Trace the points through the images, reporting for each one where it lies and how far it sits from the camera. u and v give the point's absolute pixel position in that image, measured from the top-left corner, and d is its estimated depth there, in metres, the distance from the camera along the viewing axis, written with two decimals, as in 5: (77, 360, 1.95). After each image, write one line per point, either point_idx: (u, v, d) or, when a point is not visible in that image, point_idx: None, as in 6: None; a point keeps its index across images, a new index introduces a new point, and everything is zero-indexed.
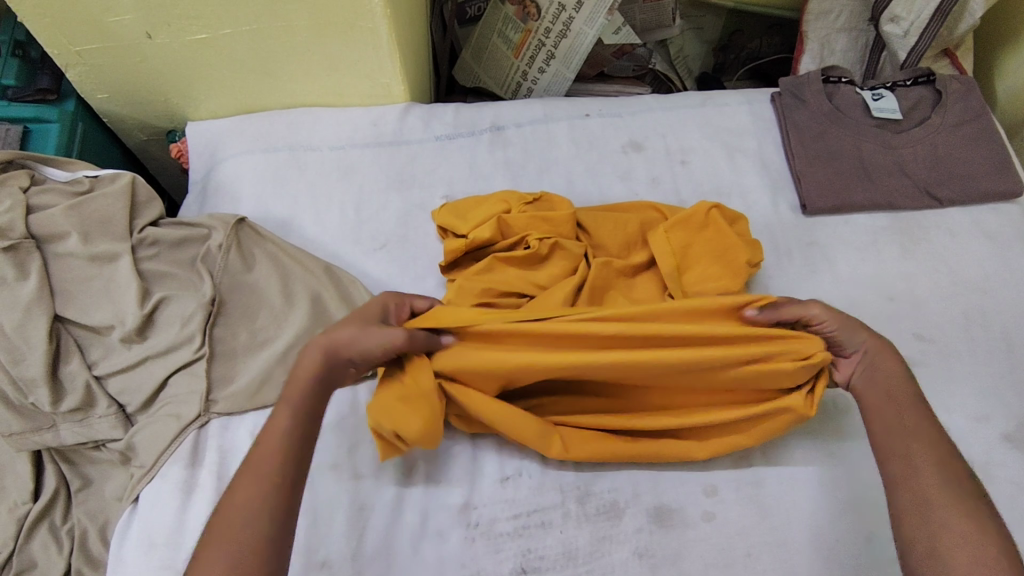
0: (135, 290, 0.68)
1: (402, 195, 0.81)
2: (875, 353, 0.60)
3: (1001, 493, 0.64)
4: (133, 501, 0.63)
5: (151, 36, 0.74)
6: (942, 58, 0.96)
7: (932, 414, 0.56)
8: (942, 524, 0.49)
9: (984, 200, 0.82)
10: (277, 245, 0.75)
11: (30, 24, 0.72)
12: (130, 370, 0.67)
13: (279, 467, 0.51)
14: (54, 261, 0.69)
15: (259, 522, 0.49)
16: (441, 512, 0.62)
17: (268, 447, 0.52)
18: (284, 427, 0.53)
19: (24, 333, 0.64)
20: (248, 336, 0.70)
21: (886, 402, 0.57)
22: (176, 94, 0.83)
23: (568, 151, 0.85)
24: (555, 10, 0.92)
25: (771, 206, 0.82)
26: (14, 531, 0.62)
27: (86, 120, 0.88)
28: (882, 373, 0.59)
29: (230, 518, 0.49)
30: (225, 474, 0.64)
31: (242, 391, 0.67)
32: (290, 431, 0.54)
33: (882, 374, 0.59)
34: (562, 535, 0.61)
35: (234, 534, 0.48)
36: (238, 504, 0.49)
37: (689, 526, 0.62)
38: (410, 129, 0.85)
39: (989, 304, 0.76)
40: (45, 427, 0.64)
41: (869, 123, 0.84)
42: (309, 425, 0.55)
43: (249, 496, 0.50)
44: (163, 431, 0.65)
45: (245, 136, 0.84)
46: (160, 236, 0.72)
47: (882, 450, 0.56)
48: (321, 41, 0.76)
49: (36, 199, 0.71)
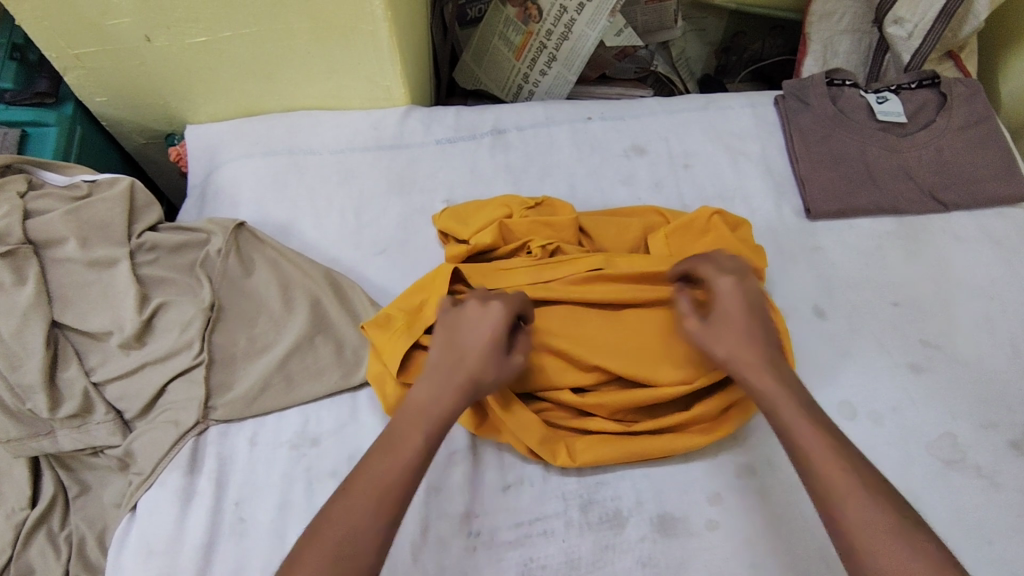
0: (134, 295, 0.67)
1: (403, 199, 0.80)
2: (746, 361, 0.56)
3: (1008, 501, 0.63)
4: (132, 508, 0.62)
5: (150, 39, 0.73)
6: (947, 60, 0.95)
7: (830, 427, 0.52)
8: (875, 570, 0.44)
9: (990, 204, 0.81)
10: (277, 250, 0.74)
11: (28, 28, 0.71)
12: (129, 376, 0.66)
13: (396, 479, 0.50)
14: (53, 266, 0.68)
15: (371, 531, 0.48)
16: (442, 520, 0.61)
17: (384, 457, 0.52)
18: (418, 441, 0.53)
19: (21, 338, 0.64)
20: (247, 342, 0.69)
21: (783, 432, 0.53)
22: (175, 97, 0.82)
23: (570, 154, 0.85)
24: (557, 12, 0.91)
25: (775, 209, 0.82)
26: (11, 539, 0.61)
27: (85, 123, 0.87)
28: (770, 386, 0.55)
29: (329, 528, 0.48)
30: (224, 481, 0.64)
31: (241, 397, 0.66)
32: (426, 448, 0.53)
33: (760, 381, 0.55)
34: (565, 544, 0.61)
35: (334, 541, 0.47)
36: (343, 515, 0.48)
37: (692, 535, 0.61)
38: (410, 133, 0.84)
39: (994, 309, 0.75)
40: (43, 433, 0.63)
41: (873, 126, 0.83)
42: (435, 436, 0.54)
43: (356, 508, 0.49)
44: (161, 438, 0.64)
45: (244, 140, 0.83)
46: (159, 241, 0.71)
47: (813, 490, 0.50)
48: (320, 44, 0.75)
49: (33, 204, 0.70)
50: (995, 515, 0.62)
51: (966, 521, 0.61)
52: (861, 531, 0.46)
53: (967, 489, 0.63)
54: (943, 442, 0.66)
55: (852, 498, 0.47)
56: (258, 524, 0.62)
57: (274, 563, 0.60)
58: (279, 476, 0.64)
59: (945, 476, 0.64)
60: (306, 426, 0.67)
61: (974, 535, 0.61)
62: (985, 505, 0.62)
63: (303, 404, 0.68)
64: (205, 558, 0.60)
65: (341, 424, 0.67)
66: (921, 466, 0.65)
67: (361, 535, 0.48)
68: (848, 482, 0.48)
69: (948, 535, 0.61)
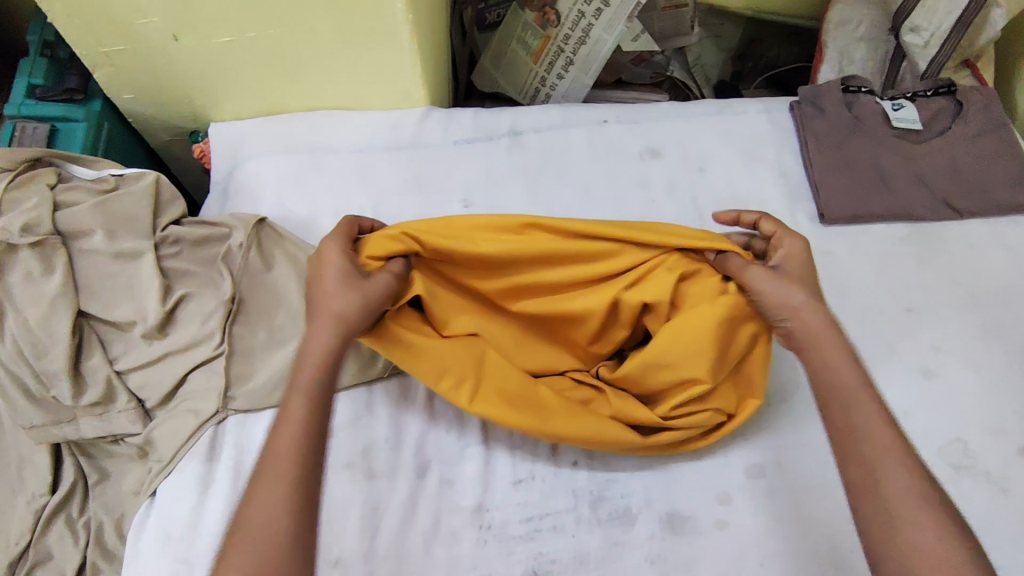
0: (157, 287, 0.69)
1: (420, 198, 0.82)
2: (813, 334, 0.57)
3: (1018, 507, 0.63)
4: (151, 495, 0.64)
5: (178, 38, 0.75)
6: (964, 69, 0.95)
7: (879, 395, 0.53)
8: (912, 543, 0.46)
9: (1005, 212, 0.81)
10: (297, 245, 0.75)
11: (61, 25, 0.73)
12: (151, 365, 0.68)
13: (287, 463, 0.48)
14: (79, 257, 0.70)
15: (281, 516, 0.46)
16: (454, 513, 0.62)
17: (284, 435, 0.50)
18: (302, 418, 0.50)
19: (48, 326, 0.65)
20: (265, 335, 0.71)
21: (830, 390, 0.54)
22: (201, 95, 0.84)
23: (585, 157, 0.85)
24: (575, 17, 0.93)
25: (788, 214, 0.82)
26: (33, 523, 0.63)
27: (111, 119, 0.89)
28: (819, 375, 0.55)
29: (249, 520, 0.46)
30: (241, 470, 0.65)
31: (259, 389, 0.68)
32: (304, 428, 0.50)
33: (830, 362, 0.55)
34: (574, 539, 0.62)
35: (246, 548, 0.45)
36: (253, 507, 0.46)
37: (701, 534, 0.62)
38: (429, 132, 0.86)
39: (1008, 316, 0.75)
40: (66, 420, 0.65)
41: (888, 133, 0.84)
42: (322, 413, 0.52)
43: (270, 497, 0.47)
44: (181, 427, 0.66)
45: (267, 138, 0.85)
46: (182, 235, 0.73)
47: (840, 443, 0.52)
48: (342, 46, 0.77)
49: (62, 196, 0.72)
50: (1003, 521, 0.62)
51: (975, 527, 0.62)
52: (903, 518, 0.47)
53: (977, 494, 0.63)
54: (953, 448, 0.66)
55: (905, 495, 0.48)
56: None
57: None
58: None
59: (955, 481, 0.64)
60: None
61: (984, 540, 0.61)
62: (993, 511, 0.63)
63: None
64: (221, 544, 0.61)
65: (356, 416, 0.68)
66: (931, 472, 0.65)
67: (271, 523, 0.46)
68: (910, 487, 0.48)
69: None
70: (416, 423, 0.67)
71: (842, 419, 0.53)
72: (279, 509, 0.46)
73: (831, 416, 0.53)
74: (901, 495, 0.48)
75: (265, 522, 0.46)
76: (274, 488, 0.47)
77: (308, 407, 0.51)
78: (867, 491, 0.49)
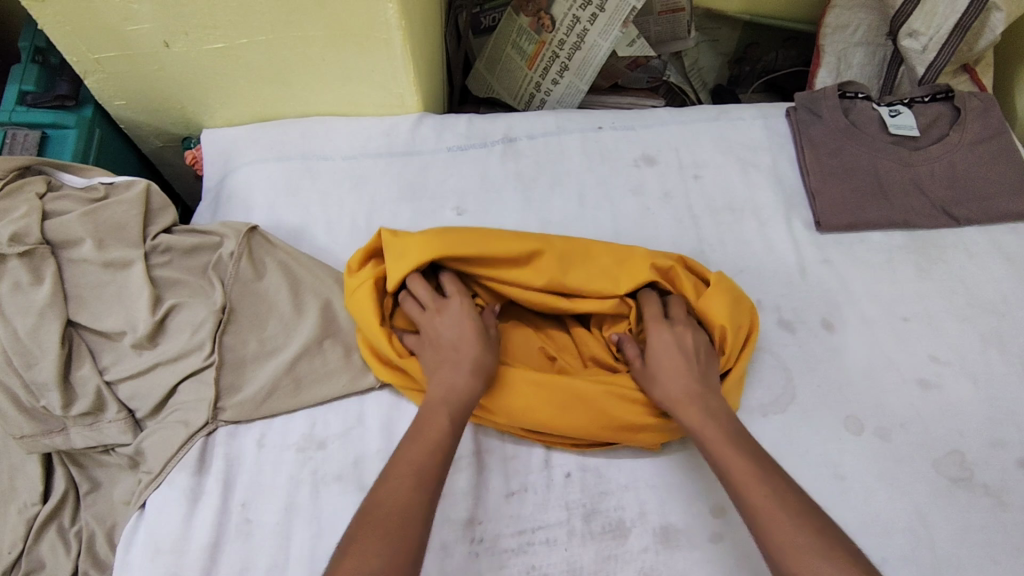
0: (147, 296, 0.69)
1: (413, 206, 0.81)
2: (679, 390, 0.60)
3: (1015, 521, 0.62)
4: (140, 507, 0.63)
5: (169, 45, 0.75)
6: (961, 73, 0.94)
7: (735, 430, 0.57)
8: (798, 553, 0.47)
9: (1002, 220, 0.81)
10: (288, 254, 0.75)
11: (51, 32, 0.73)
12: (141, 375, 0.67)
13: (428, 458, 0.54)
14: (69, 266, 0.69)
15: (417, 498, 0.51)
16: (445, 526, 0.62)
17: (418, 448, 0.55)
18: (447, 421, 0.57)
19: (37, 337, 0.65)
20: (257, 344, 0.70)
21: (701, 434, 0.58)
22: (193, 102, 0.84)
23: (580, 164, 0.85)
24: (570, 22, 0.92)
25: (784, 222, 0.82)
26: (23, 533, 0.62)
27: (103, 126, 0.89)
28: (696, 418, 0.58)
29: (381, 501, 0.50)
30: (231, 482, 0.64)
31: (249, 399, 0.67)
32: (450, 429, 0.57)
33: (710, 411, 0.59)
34: (567, 553, 0.61)
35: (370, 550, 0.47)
36: (390, 490, 0.51)
37: (695, 547, 0.61)
38: (423, 139, 0.85)
39: (1005, 325, 0.74)
40: (56, 430, 0.64)
41: (886, 140, 0.83)
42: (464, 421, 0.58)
43: (411, 485, 0.52)
44: (171, 438, 0.65)
45: (258, 146, 0.85)
46: (173, 243, 0.73)
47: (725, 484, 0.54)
48: (334, 52, 0.76)
49: (51, 206, 0.72)
50: (1001, 535, 0.61)
51: (972, 540, 0.61)
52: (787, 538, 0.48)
53: (974, 507, 0.63)
54: (950, 460, 0.65)
55: (773, 513, 0.49)
56: (264, 526, 0.62)
57: (278, 563, 0.60)
58: (285, 478, 0.65)
59: (952, 494, 0.63)
60: (312, 429, 0.67)
61: (980, 554, 0.60)
62: (991, 525, 0.62)
63: (311, 407, 0.68)
64: (210, 557, 0.61)
65: (348, 427, 0.67)
66: (928, 485, 0.64)
67: (408, 505, 0.50)
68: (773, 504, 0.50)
69: (953, 552, 0.60)
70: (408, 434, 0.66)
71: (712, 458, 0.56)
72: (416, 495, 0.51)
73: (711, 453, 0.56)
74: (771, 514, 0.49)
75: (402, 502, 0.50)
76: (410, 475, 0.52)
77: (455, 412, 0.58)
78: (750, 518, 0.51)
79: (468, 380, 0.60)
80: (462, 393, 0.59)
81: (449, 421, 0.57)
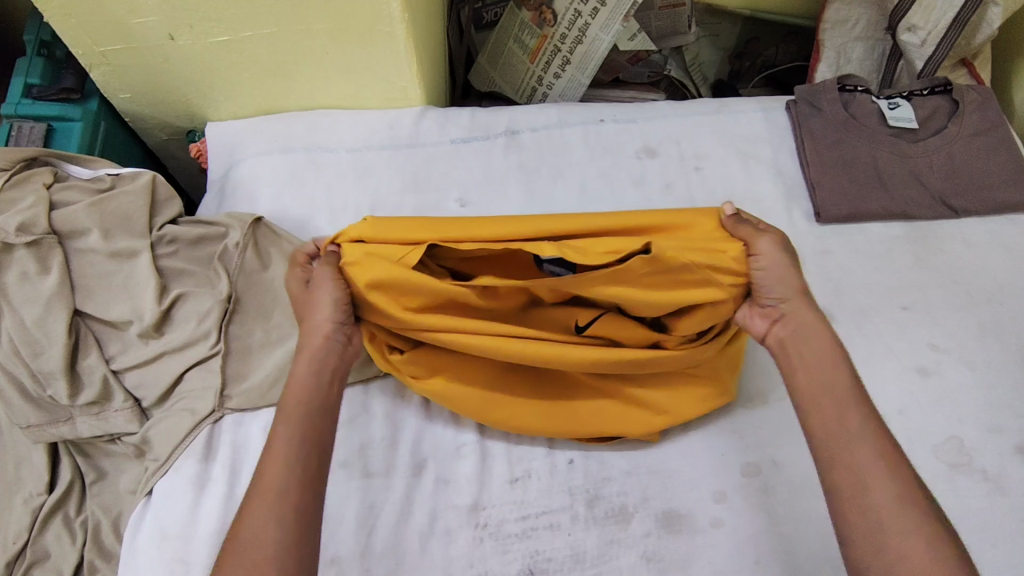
0: (154, 286, 0.69)
1: (417, 197, 0.82)
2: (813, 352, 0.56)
3: (1014, 505, 0.63)
4: (147, 494, 0.64)
5: (174, 38, 0.75)
6: (959, 67, 0.95)
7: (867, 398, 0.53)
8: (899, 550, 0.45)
9: (1000, 211, 0.82)
10: (293, 244, 0.75)
11: (58, 25, 0.73)
12: (147, 364, 0.68)
13: (276, 480, 0.51)
14: (76, 256, 0.70)
15: (270, 525, 0.48)
16: (450, 511, 0.62)
17: (269, 472, 0.51)
18: (285, 434, 0.53)
19: (44, 326, 0.65)
20: (263, 333, 0.71)
21: (821, 396, 0.54)
22: (197, 95, 0.84)
23: (582, 156, 0.86)
24: (571, 16, 0.93)
25: (785, 213, 0.82)
26: (30, 522, 0.63)
27: (108, 119, 0.89)
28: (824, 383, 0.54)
29: (241, 538, 0.48)
30: (238, 469, 0.65)
31: (255, 387, 0.67)
32: (291, 442, 0.53)
33: (812, 352, 0.56)
34: (570, 538, 0.62)
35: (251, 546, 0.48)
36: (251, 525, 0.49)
37: (698, 532, 0.62)
38: (426, 132, 0.86)
39: (1004, 314, 0.75)
40: (62, 419, 0.65)
41: (885, 132, 0.84)
42: (313, 421, 0.55)
43: (263, 515, 0.49)
44: (178, 425, 0.66)
45: (263, 138, 0.85)
46: (179, 234, 0.73)
47: (826, 447, 0.51)
48: (339, 44, 0.77)
49: (59, 196, 0.72)
50: (1000, 519, 0.62)
51: (972, 525, 0.62)
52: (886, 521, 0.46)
53: (974, 493, 0.64)
54: (950, 446, 0.66)
55: (881, 499, 0.47)
56: None
57: None
58: None
59: (951, 480, 0.64)
60: None
61: (979, 538, 0.61)
62: (990, 510, 0.63)
63: None
64: (217, 542, 0.61)
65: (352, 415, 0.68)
66: (926, 470, 0.65)
67: (261, 537, 0.48)
68: (902, 492, 0.48)
69: None
70: (413, 421, 0.67)
71: (836, 420, 0.52)
72: (271, 524, 0.49)
73: (823, 418, 0.53)
74: (887, 502, 0.47)
75: (261, 535, 0.48)
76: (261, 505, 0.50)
77: (296, 421, 0.54)
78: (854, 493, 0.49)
79: (300, 388, 0.56)
80: (293, 403, 0.55)
81: (289, 433, 0.53)
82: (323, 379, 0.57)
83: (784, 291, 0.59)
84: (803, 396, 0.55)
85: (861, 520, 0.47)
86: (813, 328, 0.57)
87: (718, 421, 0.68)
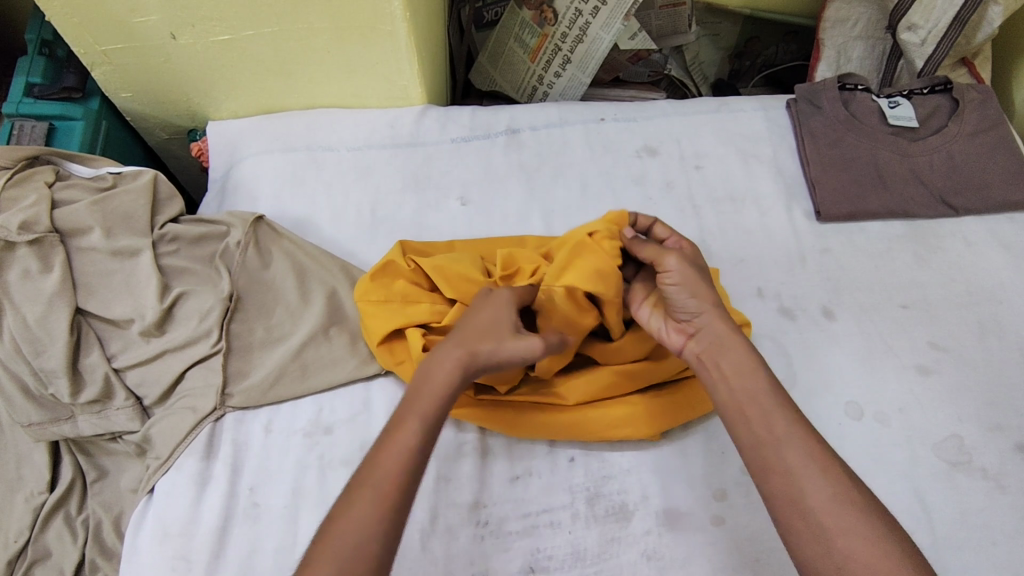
0: (155, 285, 0.69)
1: (418, 196, 0.82)
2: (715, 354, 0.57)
3: (1013, 504, 0.63)
4: (148, 492, 0.64)
5: (175, 37, 0.75)
6: (960, 67, 0.96)
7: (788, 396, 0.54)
8: (846, 549, 0.45)
9: (1000, 210, 0.82)
10: (294, 243, 0.76)
11: (59, 24, 0.74)
12: (148, 362, 0.68)
13: (389, 485, 0.49)
14: (78, 255, 0.70)
15: (372, 527, 0.48)
16: (451, 509, 0.62)
17: (378, 471, 0.50)
18: (413, 438, 0.52)
19: (46, 324, 0.66)
20: (264, 332, 0.71)
21: (746, 400, 0.54)
22: (198, 94, 0.85)
23: (583, 155, 0.86)
24: (572, 15, 0.93)
25: (785, 212, 0.82)
26: (31, 521, 0.63)
27: (110, 118, 0.89)
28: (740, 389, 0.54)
29: (337, 534, 0.47)
30: (239, 467, 0.65)
31: (256, 385, 0.68)
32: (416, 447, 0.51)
33: (731, 362, 0.56)
34: (571, 536, 0.62)
35: (341, 551, 0.46)
36: (349, 520, 0.48)
37: (698, 530, 0.62)
38: (427, 131, 0.86)
39: (1004, 312, 0.75)
40: (64, 417, 0.65)
41: (885, 130, 0.84)
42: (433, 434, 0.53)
43: (361, 515, 0.48)
44: (179, 424, 0.66)
45: (264, 137, 0.85)
46: (180, 232, 0.74)
47: (760, 450, 0.51)
48: (340, 43, 0.77)
49: (60, 195, 0.72)
50: (1000, 518, 0.62)
51: (972, 523, 0.62)
52: (827, 521, 0.47)
53: (974, 491, 0.64)
54: (950, 444, 0.66)
55: (820, 498, 0.48)
56: (271, 509, 0.63)
57: (285, 547, 0.61)
58: (292, 463, 0.65)
59: (951, 478, 0.64)
60: (319, 415, 0.68)
61: (978, 536, 0.61)
62: (990, 509, 0.63)
63: (317, 393, 0.69)
64: (218, 540, 0.61)
65: (354, 414, 0.68)
66: (926, 468, 0.65)
67: (365, 537, 0.47)
68: (842, 489, 0.48)
69: (953, 534, 0.61)
70: None
71: (761, 419, 0.52)
72: (371, 526, 0.48)
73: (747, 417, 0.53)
74: (825, 500, 0.47)
75: (361, 538, 0.47)
76: (365, 503, 0.48)
77: (425, 426, 0.52)
78: (794, 495, 0.49)
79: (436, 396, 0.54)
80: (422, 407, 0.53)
81: (415, 441, 0.52)
82: (456, 388, 0.55)
83: (698, 305, 0.59)
84: (726, 405, 0.55)
85: (802, 522, 0.47)
86: (726, 338, 0.57)
87: (719, 419, 0.68)
